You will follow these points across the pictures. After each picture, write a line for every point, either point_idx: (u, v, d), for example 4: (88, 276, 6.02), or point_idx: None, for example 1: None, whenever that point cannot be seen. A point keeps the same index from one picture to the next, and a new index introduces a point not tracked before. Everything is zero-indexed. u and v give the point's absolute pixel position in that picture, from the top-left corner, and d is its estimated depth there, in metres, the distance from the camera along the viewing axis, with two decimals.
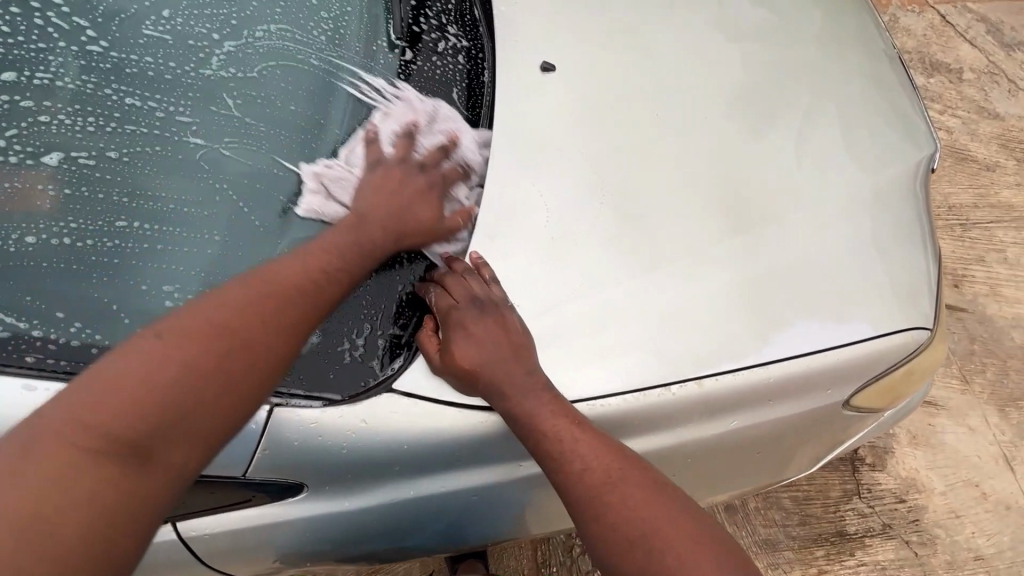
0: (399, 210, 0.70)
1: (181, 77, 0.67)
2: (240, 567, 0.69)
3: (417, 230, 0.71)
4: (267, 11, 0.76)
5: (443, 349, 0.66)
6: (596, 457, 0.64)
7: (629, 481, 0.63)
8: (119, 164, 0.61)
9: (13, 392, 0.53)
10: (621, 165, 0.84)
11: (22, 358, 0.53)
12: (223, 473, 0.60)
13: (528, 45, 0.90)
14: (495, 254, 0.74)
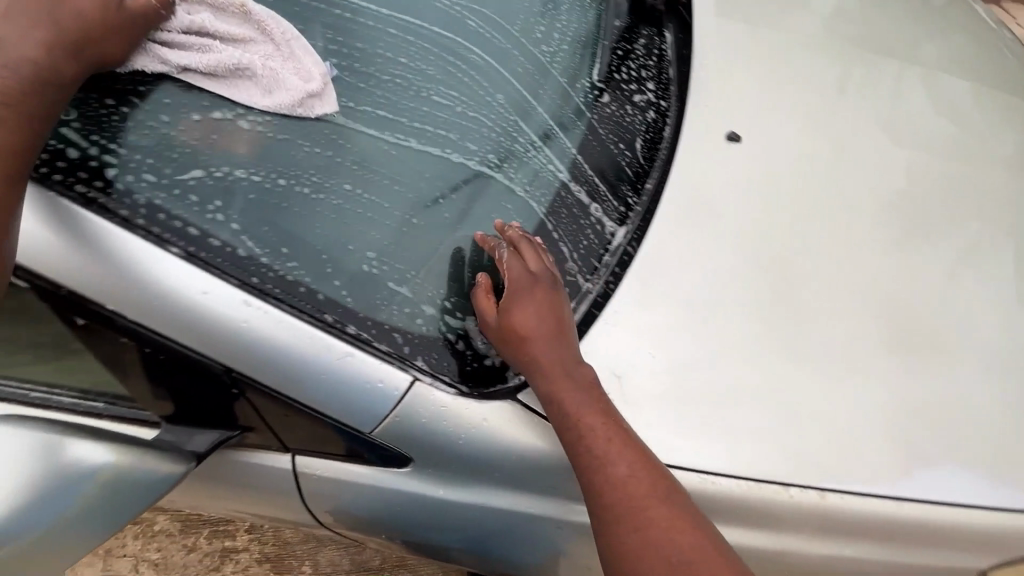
0: (75, 7, 0.55)
1: (420, 66, 0.72)
2: (328, 513, 0.74)
3: (82, 24, 0.55)
4: (499, 24, 0.81)
5: (499, 317, 0.65)
6: (638, 468, 0.62)
7: (669, 506, 0.62)
8: (352, 130, 0.65)
9: (232, 301, 0.56)
10: (786, 250, 0.82)
11: (250, 277, 0.57)
12: (354, 427, 0.63)
13: (719, 113, 0.92)
14: (642, 302, 0.74)
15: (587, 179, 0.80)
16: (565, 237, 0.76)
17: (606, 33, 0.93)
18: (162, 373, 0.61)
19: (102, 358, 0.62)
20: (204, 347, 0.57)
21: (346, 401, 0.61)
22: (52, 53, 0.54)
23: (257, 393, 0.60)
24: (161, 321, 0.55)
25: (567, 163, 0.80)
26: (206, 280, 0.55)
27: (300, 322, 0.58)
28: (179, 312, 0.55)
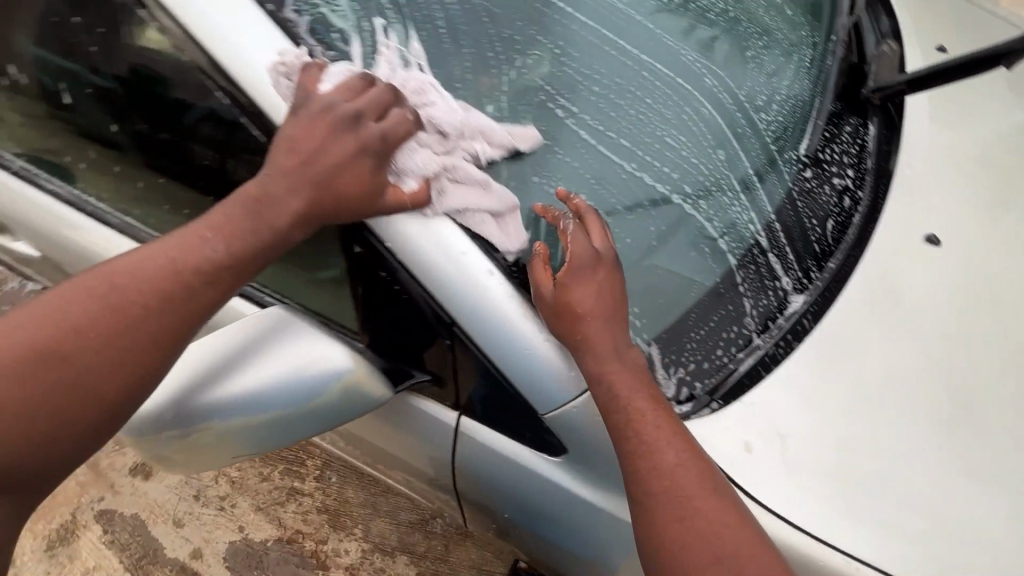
0: (338, 195, 0.62)
1: (659, 107, 0.79)
2: (467, 472, 0.83)
3: (345, 205, 0.62)
4: (730, 88, 0.88)
5: (556, 286, 0.63)
6: (689, 453, 0.62)
7: (719, 498, 0.61)
8: (594, 149, 0.73)
9: (480, 267, 0.64)
10: (969, 364, 0.79)
11: (496, 251, 0.65)
12: (531, 404, 0.69)
13: (917, 215, 0.92)
14: (813, 372, 0.75)
15: (779, 245, 0.83)
16: (749, 293, 0.80)
17: (819, 113, 0.96)
18: (393, 310, 0.70)
19: (348, 284, 0.72)
20: (441, 299, 0.65)
21: (536, 382, 0.67)
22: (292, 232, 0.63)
23: (465, 353, 0.68)
24: (420, 267, 0.65)
25: (763, 225, 0.83)
26: (466, 244, 0.64)
27: (524, 300, 0.65)
28: (437, 264, 0.64)
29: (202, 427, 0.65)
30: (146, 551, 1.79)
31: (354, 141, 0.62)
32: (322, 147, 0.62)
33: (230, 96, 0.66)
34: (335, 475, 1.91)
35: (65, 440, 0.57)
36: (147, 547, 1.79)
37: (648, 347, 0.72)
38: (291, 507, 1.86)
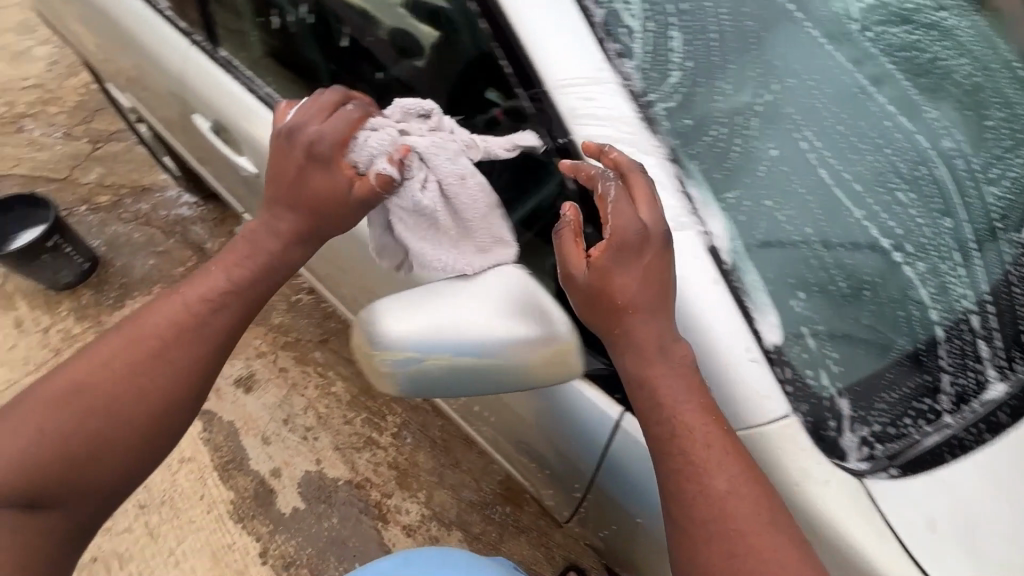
0: (314, 191, 0.86)
1: (895, 161, 0.78)
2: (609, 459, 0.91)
3: (328, 198, 0.85)
4: (968, 156, 0.84)
5: (595, 270, 0.68)
6: (749, 484, 0.67)
7: (781, 531, 0.66)
8: (828, 188, 0.75)
9: (705, 274, 0.69)
10: None
11: (722, 264, 0.69)
12: None
13: None
14: (1002, 470, 0.71)
15: (992, 326, 0.77)
16: (950, 367, 0.75)
17: None
18: None
19: None
20: None
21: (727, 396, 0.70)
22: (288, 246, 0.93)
23: None
24: None
25: (978, 301, 0.78)
26: (698, 250, 0.69)
27: (738, 315, 0.69)
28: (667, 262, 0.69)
29: (440, 355, 0.76)
30: (234, 457, 1.94)
31: (309, 154, 0.85)
32: (297, 167, 0.86)
33: (516, 69, 0.72)
34: (410, 436, 1.99)
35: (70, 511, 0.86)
36: (235, 454, 1.95)
37: (838, 393, 0.71)
38: (365, 455, 1.95)
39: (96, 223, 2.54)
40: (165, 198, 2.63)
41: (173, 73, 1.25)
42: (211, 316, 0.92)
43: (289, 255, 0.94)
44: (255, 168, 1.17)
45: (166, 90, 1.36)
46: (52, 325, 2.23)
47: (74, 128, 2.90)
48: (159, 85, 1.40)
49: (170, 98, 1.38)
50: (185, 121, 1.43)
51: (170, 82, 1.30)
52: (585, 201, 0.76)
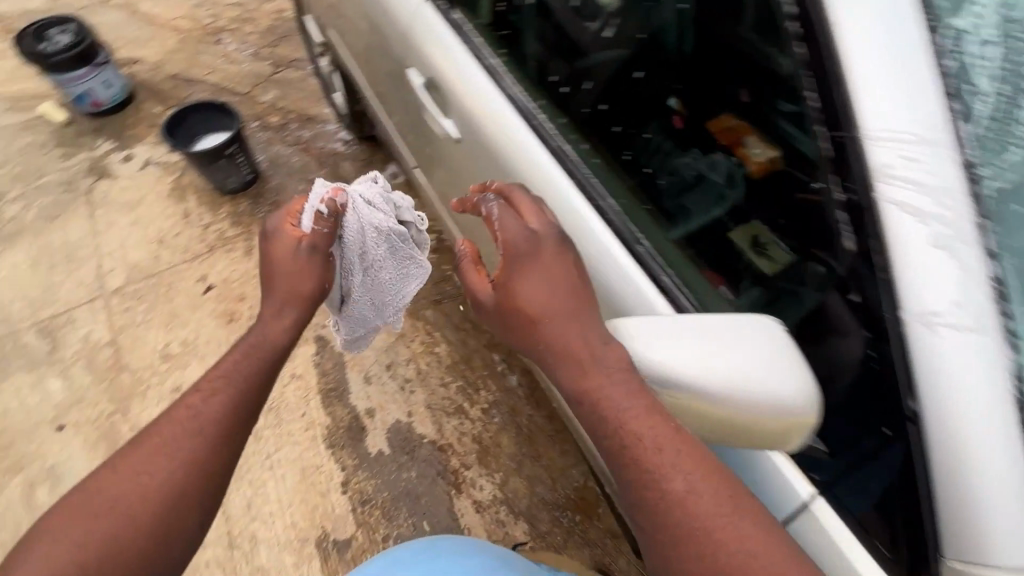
0: (298, 277, 1.11)
1: None
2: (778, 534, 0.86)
3: (315, 288, 1.13)
4: None
5: (515, 290, 0.88)
6: (703, 482, 0.72)
7: (743, 521, 0.71)
8: None
9: (992, 381, 0.65)
10: None
11: (1011, 375, 0.65)
12: (944, 529, 0.69)
13: None
14: None
15: None
16: None
17: None
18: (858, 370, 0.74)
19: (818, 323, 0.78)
20: (932, 388, 0.66)
21: (976, 513, 0.67)
22: (288, 327, 1.11)
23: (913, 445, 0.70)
24: (930, 353, 0.66)
25: None
26: (991, 355, 0.65)
27: (1015, 432, 0.65)
28: (955, 363, 0.65)
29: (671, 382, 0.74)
30: (337, 387, 2.05)
31: (297, 252, 1.11)
32: (283, 261, 1.11)
33: (823, 105, 0.69)
34: (498, 416, 2.01)
35: None
36: (338, 384, 2.06)
37: None
38: (453, 421, 2.00)
39: (263, 141, 2.76)
40: (325, 132, 2.81)
41: (397, 26, 1.29)
42: (210, 404, 0.99)
43: (281, 328, 1.11)
44: (460, 134, 1.18)
45: (383, 41, 1.42)
46: (210, 223, 2.46)
47: (261, 50, 3.16)
48: (374, 33, 1.45)
49: (384, 49, 1.43)
50: (388, 72, 1.48)
51: (391, 34, 1.34)
52: (863, 264, 0.69)
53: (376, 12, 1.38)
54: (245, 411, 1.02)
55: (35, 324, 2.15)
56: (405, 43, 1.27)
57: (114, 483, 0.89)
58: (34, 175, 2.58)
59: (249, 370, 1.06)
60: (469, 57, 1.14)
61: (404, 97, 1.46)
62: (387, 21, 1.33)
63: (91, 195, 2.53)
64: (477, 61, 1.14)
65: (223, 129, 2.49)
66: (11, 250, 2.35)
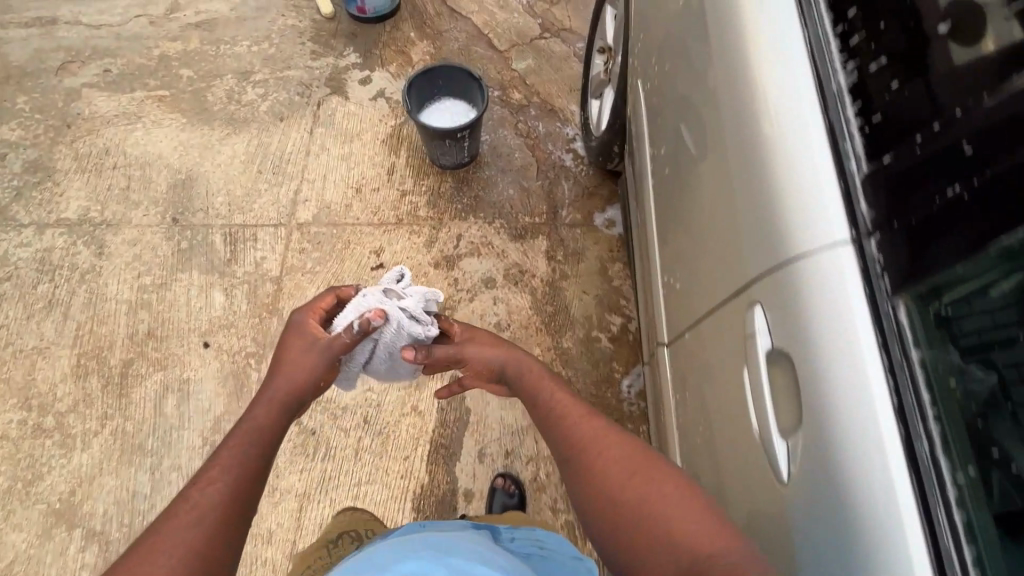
0: (307, 378, 1.17)
1: None
2: None
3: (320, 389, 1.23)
4: None
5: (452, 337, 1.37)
6: (584, 429, 1.10)
7: (616, 461, 1.03)
8: None
9: None
10: None
11: None
12: None
13: None
14: None
15: None
16: None
17: None
18: None
19: None
20: None
21: None
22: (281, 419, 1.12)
23: None
24: None
25: None
26: None
27: None
28: None
29: None
30: (449, 446, 1.86)
31: (327, 346, 1.20)
32: (294, 349, 1.20)
33: None
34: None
35: None
36: (452, 443, 1.86)
37: None
38: None
39: (495, 118, 2.45)
40: (561, 134, 2.44)
41: (779, 245, 0.77)
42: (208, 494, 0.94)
43: (275, 412, 1.11)
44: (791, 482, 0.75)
45: (733, 207, 0.91)
46: (409, 192, 2.27)
47: (537, 4, 2.77)
48: (724, 179, 0.94)
49: (728, 212, 0.93)
50: (714, 228, 1.00)
51: (756, 228, 0.83)
52: None
53: (748, 172, 0.85)
54: (254, 478, 1.00)
55: (226, 227, 2.18)
56: (779, 278, 0.77)
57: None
58: (282, 64, 2.54)
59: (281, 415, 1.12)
60: (894, 432, 0.64)
61: (715, 279, 1.00)
62: (762, 211, 0.81)
63: (320, 108, 2.45)
64: (905, 449, 0.63)
65: (459, 103, 2.24)
66: (236, 136, 2.36)
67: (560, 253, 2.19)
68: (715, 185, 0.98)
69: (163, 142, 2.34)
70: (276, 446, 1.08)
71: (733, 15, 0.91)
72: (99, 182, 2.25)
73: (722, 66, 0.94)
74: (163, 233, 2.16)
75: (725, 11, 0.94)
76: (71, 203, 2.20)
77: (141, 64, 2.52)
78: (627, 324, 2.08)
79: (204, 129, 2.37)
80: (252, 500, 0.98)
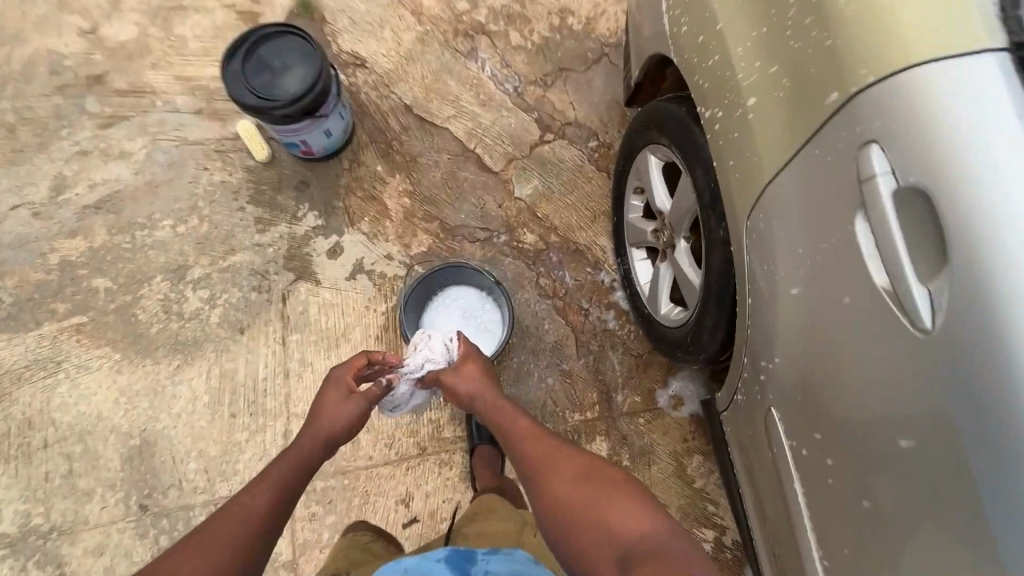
0: (338, 419, 1.41)
1: None
2: None
3: (351, 427, 1.45)
4: None
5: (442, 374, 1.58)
6: (531, 442, 1.35)
7: (570, 461, 1.29)
8: None
9: None
10: None
11: None
12: None
13: None
14: None
15: None
16: None
17: None
18: None
19: None
20: None
21: None
22: (321, 446, 1.38)
23: None
24: None
25: None
26: None
27: None
28: None
29: None
30: None
31: (362, 398, 1.46)
32: (328, 393, 1.47)
33: None
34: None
35: None
36: None
37: None
38: None
39: (510, 275, 1.95)
40: (595, 284, 1.94)
41: None
42: (254, 499, 1.23)
43: (315, 445, 1.36)
44: None
45: (961, 487, 0.76)
46: (425, 407, 1.82)
47: (527, 88, 2.15)
48: (930, 444, 0.79)
49: (945, 483, 0.78)
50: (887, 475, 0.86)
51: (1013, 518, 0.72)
52: None
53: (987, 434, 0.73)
54: (285, 503, 1.25)
55: (210, 505, 1.72)
56: None
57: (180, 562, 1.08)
58: (223, 245, 1.96)
59: (318, 447, 1.37)
60: None
61: (893, 528, 0.87)
62: None
63: (287, 303, 1.91)
64: None
65: (456, 292, 1.77)
66: (190, 368, 1.85)
67: (625, 457, 1.79)
68: (910, 436, 0.82)
69: (98, 394, 1.82)
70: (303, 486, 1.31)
71: (976, 276, 0.72)
72: (32, 470, 1.75)
73: (961, 311, 0.74)
74: (132, 530, 1.70)
75: (962, 255, 0.73)
76: (4, 510, 1.72)
77: (40, 280, 1.92)
78: (724, 537, 1.73)
79: (147, 365, 1.84)
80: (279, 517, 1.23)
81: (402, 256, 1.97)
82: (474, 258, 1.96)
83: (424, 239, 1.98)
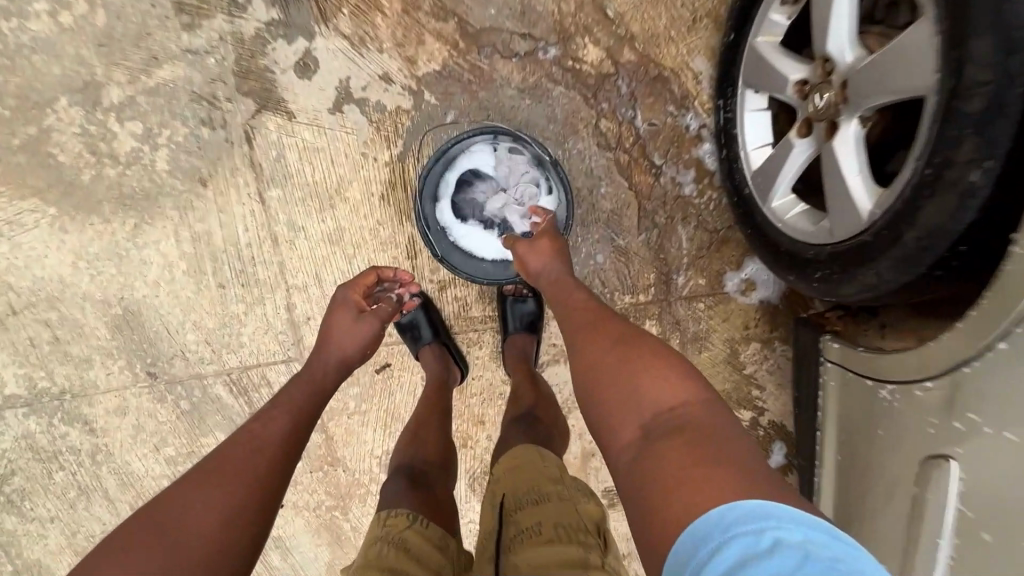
0: (356, 338, 1.23)
1: None
2: None
3: (368, 347, 1.26)
4: None
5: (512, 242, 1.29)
6: (578, 308, 1.09)
7: (610, 333, 1.00)
8: None
9: None
10: None
11: None
12: None
13: None
14: None
15: None
16: None
17: None
18: None
19: None
20: None
21: None
22: (340, 370, 1.21)
23: None
24: None
25: None
26: None
27: None
28: None
29: None
30: None
31: (375, 316, 1.26)
32: (335, 315, 1.25)
33: None
34: None
35: (251, 538, 0.89)
36: None
37: None
38: None
39: (561, 114, 1.39)
40: (675, 129, 1.41)
41: None
42: (270, 428, 1.03)
43: (330, 369, 1.19)
44: None
45: None
46: (449, 282, 1.53)
47: None
48: None
49: None
50: None
51: None
52: None
53: None
54: (304, 430, 1.07)
55: (223, 375, 1.60)
56: None
57: (192, 501, 0.86)
58: (146, 53, 1.35)
59: (334, 373, 1.20)
60: None
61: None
62: None
63: (253, 146, 1.40)
64: None
65: (481, 151, 1.39)
66: (151, 229, 1.47)
67: (675, 342, 1.57)
68: None
69: (49, 256, 1.49)
70: (319, 409, 1.14)
71: None
72: (13, 336, 1.56)
73: None
74: (149, 394, 1.62)
75: None
76: (4, 373, 1.60)
77: None
78: (768, 419, 1.65)
79: (96, 223, 1.46)
80: (299, 446, 1.05)
81: (404, 78, 1.36)
82: (509, 83, 1.37)
83: (435, 50, 1.35)
